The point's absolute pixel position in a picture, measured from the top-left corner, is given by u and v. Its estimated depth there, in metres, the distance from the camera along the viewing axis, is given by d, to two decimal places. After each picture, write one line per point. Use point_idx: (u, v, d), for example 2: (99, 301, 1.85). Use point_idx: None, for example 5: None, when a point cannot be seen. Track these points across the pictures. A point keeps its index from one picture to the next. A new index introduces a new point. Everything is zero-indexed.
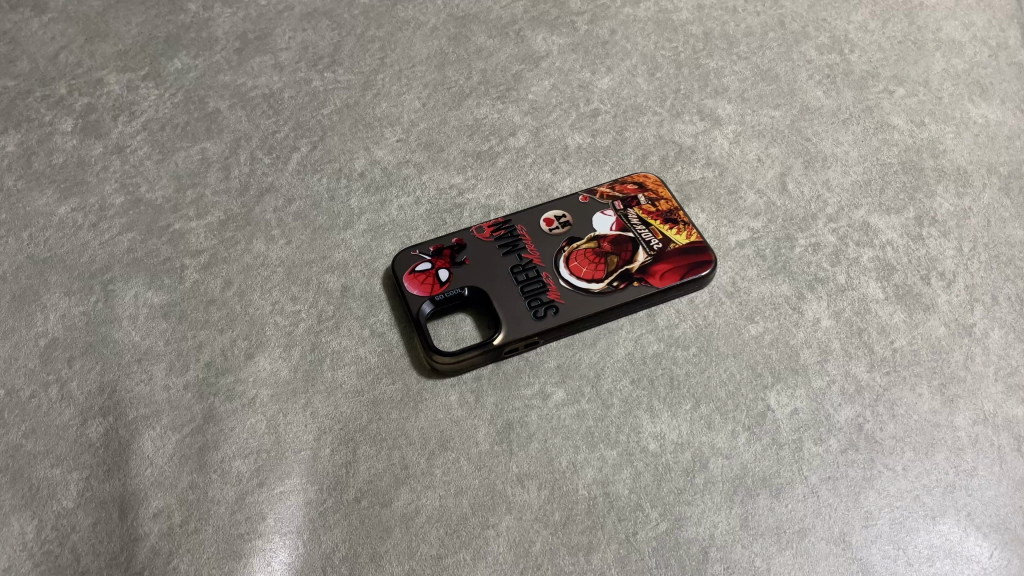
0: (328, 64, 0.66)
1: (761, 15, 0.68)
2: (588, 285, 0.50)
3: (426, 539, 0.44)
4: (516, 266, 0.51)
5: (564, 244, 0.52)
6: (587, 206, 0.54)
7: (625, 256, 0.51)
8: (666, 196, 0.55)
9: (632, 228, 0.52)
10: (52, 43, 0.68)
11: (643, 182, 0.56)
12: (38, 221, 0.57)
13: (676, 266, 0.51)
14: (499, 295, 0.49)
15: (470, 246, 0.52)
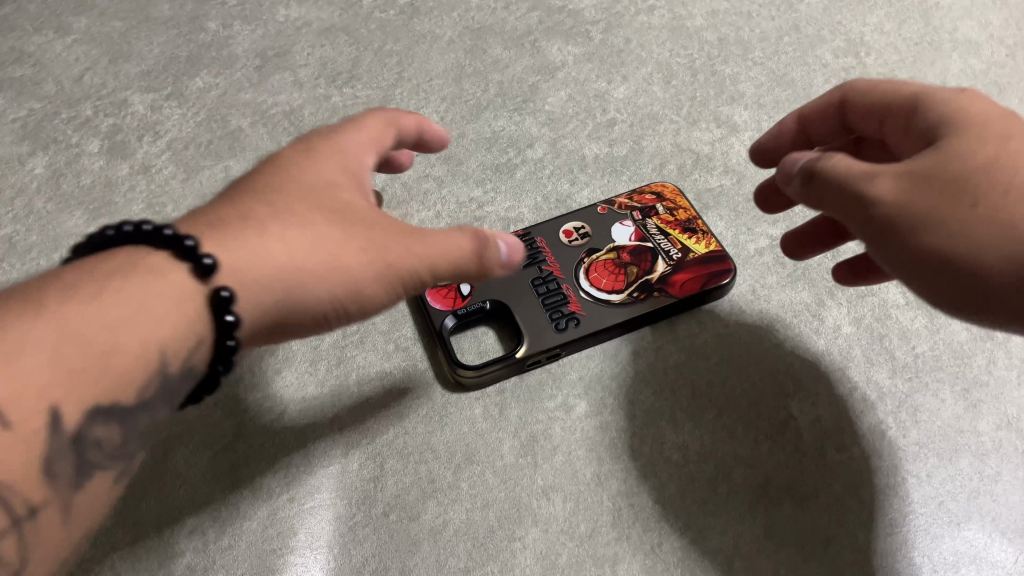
0: (347, 80, 0.67)
1: (776, 20, 0.68)
2: (610, 296, 0.51)
3: (455, 552, 0.44)
4: (537, 279, 0.52)
5: (584, 256, 0.53)
6: (605, 217, 0.55)
7: (645, 267, 0.52)
8: (684, 204, 0.55)
9: (652, 238, 0.53)
10: (77, 65, 0.69)
11: (661, 189, 0.56)
12: (68, 242, 0.59)
13: (698, 274, 0.51)
14: (520, 308, 0.50)
15: None
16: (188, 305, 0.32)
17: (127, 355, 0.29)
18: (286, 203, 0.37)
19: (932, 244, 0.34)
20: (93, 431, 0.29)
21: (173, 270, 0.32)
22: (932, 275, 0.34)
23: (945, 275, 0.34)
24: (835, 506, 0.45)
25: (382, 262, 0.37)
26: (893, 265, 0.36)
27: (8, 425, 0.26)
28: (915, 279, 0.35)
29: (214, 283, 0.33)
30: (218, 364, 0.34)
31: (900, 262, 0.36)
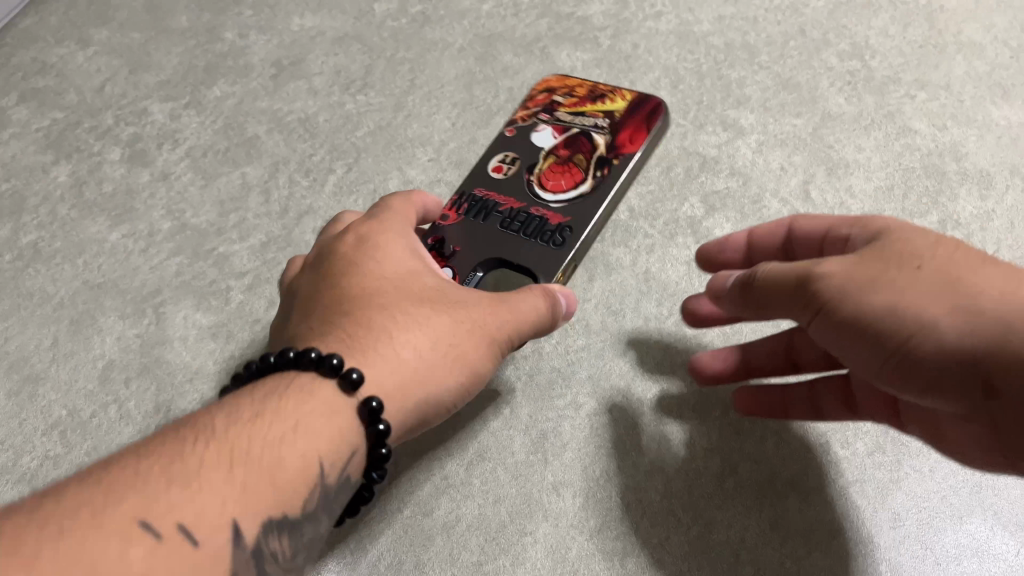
0: (361, 87, 0.68)
1: (782, 24, 0.69)
2: (579, 188, 0.57)
3: (468, 546, 0.46)
4: (503, 219, 0.56)
5: (529, 176, 0.59)
6: (522, 133, 0.61)
7: (587, 150, 0.59)
8: (571, 85, 0.64)
9: (572, 127, 0.61)
10: (98, 75, 0.71)
11: (547, 88, 0.64)
12: (91, 247, 0.60)
13: (630, 120, 0.60)
14: (511, 249, 0.55)
15: (449, 235, 0.56)
16: (337, 420, 0.38)
17: (291, 469, 0.35)
18: (382, 312, 0.43)
19: (871, 302, 0.37)
20: (267, 543, 0.34)
21: (320, 401, 0.38)
22: (867, 327, 0.37)
23: (881, 327, 0.37)
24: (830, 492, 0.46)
25: (477, 341, 0.44)
26: (828, 337, 0.40)
27: (193, 542, 0.31)
28: (850, 342, 0.38)
29: (359, 395, 0.39)
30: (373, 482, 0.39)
31: (834, 328, 0.39)
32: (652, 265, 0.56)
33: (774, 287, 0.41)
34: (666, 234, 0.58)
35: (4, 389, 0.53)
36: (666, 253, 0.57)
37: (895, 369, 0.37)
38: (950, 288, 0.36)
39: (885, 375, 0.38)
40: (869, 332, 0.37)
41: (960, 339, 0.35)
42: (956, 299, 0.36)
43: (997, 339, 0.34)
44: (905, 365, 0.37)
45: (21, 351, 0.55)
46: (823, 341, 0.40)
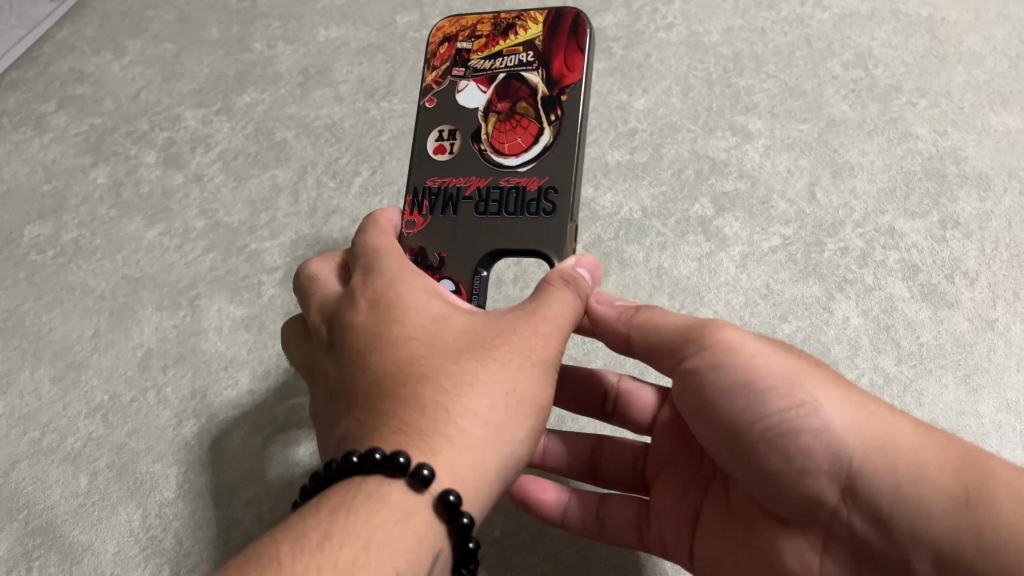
0: (384, 95, 0.71)
1: (788, 36, 0.71)
2: (538, 139, 0.49)
3: (490, 521, 0.51)
4: (475, 203, 0.49)
5: (475, 145, 0.51)
6: (445, 100, 0.52)
7: (526, 94, 0.50)
8: (466, 24, 0.53)
9: (496, 72, 0.51)
10: (133, 83, 0.74)
11: (444, 41, 0.53)
12: (129, 244, 0.64)
13: (558, 46, 0.50)
14: (503, 236, 0.48)
15: (430, 239, 0.50)
16: (416, 526, 0.33)
17: None
18: (419, 384, 0.36)
19: (768, 365, 0.39)
20: None
21: (398, 513, 0.33)
22: (750, 390, 0.39)
23: (765, 391, 0.39)
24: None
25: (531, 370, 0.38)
26: (699, 392, 0.42)
27: None
28: (726, 400, 0.40)
29: (431, 490, 0.34)
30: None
31: (715, 382, 0.41)
32: (664, 261, 0.60)
33: (664, 340, 0.43)
34: (678, 232, 0.61)
35: (49, 375, 0.58)
36: (677, 250, 0.61)
37: (765, 438, 0.39)
38: (843, 386, 0.38)
39: (750, 442, 0.40)
40: (753, 390, 0.39)
41: (844, 433, 0.37)
42: (852, 398, 0.38)
43: (876, 447, 0.36)
44: (777, 435, 0.39)
45: (64, 340, 0.59)
46: (693, 399, 0.42)
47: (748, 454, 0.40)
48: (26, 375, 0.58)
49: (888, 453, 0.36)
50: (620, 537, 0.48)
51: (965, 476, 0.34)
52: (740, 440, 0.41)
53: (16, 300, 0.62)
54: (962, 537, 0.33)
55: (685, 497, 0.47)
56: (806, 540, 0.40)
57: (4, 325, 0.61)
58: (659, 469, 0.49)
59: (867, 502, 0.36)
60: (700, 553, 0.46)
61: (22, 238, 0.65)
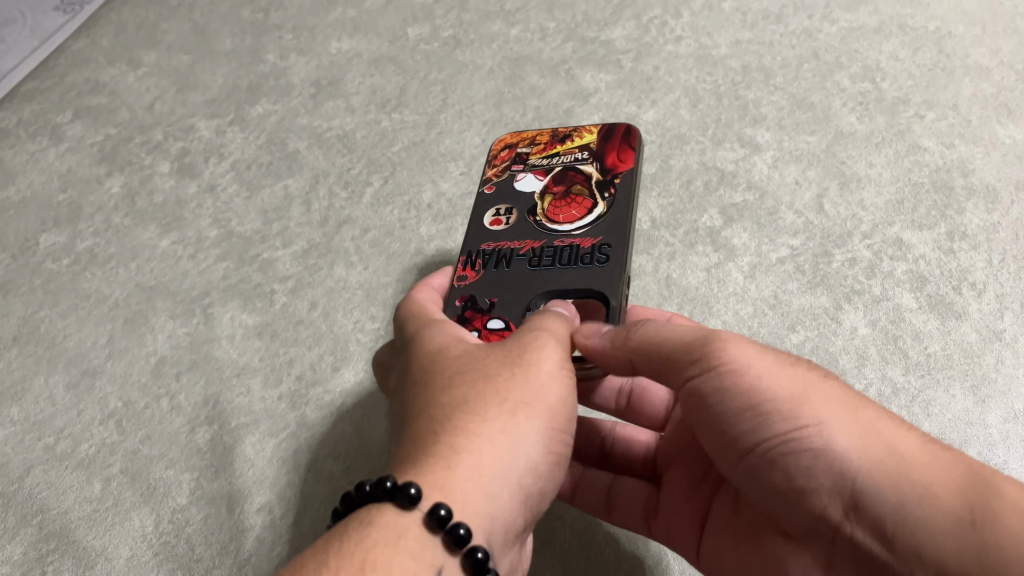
0: (395, 106, 0.71)
1: (796, 49, 0.71)
2: (593, 211, 0.51)
3: None
4: (529, 259, 0.50)
5: (529, 216, 0.52)
6: (504, 187, 0.55)
7: (581, 180, 0.53)
8: (527, 136, 0.58)
9: (553, 166, 0.55)
10: (147, 94, 0.75)
11: (506, 147, 0.58)
12: (143, 252, 0.65)
13: (611, 148, 0.54)
14: (554, 283, 0.48)
15: (480, 289, 0.49)
16: (410, 544, 0.32)
17: None
18: (426, 419, 0.38)
19: (774, 382, 0.37)
20: None
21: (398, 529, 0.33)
22: (760, 411, 0.37)
23: (772, 412, 0.37)
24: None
25: (522, 394, 0.38)
26: (707, 408, 0.39)
27: None
28: (729, 419, 0.39)
29: (423, 507, 0.33)
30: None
31: (719, 399, 0.38)
32: (673, 271, 0.61)
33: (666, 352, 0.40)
34: (686, 243, 0.62)
35: (64, 381, 0.59)
36: (686, 261, 0.61)
37: (769, 456, 0.38)
38: (849, 404, 0.36)
39: (755, 458, 0.39)
40: (760, 412, 0.37)
41: (848, 456, 0.35)
42: (854, 416, 0.36)
43: (884, 469, 0.34)
44: (781, 455, 0.37)
45: (79, 347, 0.60)
46: (701, 414, 0.40)
47: (755, 470, 0.39)
48: (40, 381, 0.59)
49: (894, 476, 0.34)
50: (627, 522, 0.49)
51: (972, 499, 0.33)
52: (745, 456, 0.39)
53: (31, 307, 0.63)
54: (968, 565, 0.32)
55: (698, 490, 0.48)
56: (810, 555, 0.39)
57: (19, 332, 0.62)
58: (669, 463, 0.51)
59: (868, 524, 0.35)
60: (708, 560, 0.46)
61: (38, 246, 0.66)
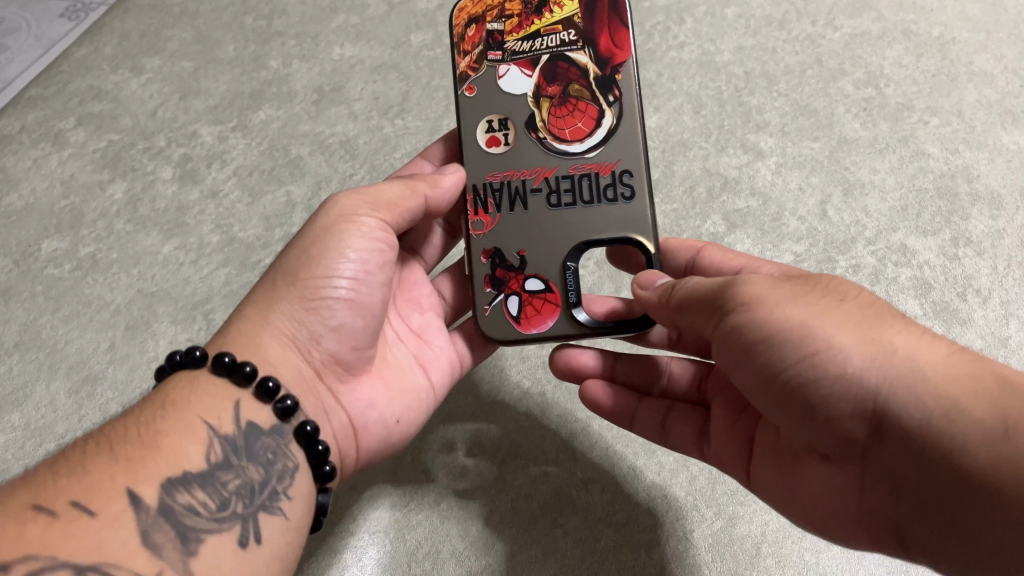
0: (398, 113, 0.71)
1: (799, 54, 0.70)
2: (600, 123, 0.53)
3: (502, 537, 0.52)
4: (547, 195, 0.52)
5: (533, 133, 0.53)
6: (487, 87, 0.54)
7: (576, 76, 0.54)
8: (492, 4, 0.55)
9: (538, 54, 0.54)
10: (151, 101, 0.73)
11: (472, 22, 0.55)
12: (145, 259, 0.65)
13: (600, 24, 0.54)
14: (579, 229, 0.52)
15: (505, 241, 0.52)
16: (202, 386, 0.42)
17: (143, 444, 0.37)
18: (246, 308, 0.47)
19: (788, 314, 0.39)
20: (174, 499, 0.36)
21: (224, 383, 0.42)
22: (773, 341, 0.39)
23: (795, 341, 0.38)
24: (751, 505, 0.52)
25: (311, 257, 0.47)
26: (734, 345, 0.41)
27: (91, 514, 0.33)
28: (753, 353, 0.40)
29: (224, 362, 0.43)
30: (325, 465, 0.43)
31: (745, 335, 0.40)
32: None
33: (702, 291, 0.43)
34: None
35: (65, 387, 0.59)
36: None
37: (793, 386, 0.39)
38: (869, 328, 0.38)
39: (781, 390, 0.40)
40: (784, 342, 0.38)
41: (868, 374, 0.37)
42: (873, 338, 0.38)
43: (904, 383, 0.36)
44: (804, 384, 0.38)
45: (80, 353, 0.61)
46: (732, 352, 0.41)
47: (778, 401, 0.40)
48: (42, 387, 0.59)
49: (915, 389, 0.36)
50: (681, 446, 0.52)
51: (1002, 409, 0.34)
52: (769, 388, 0.40)
53: (32, 313, 0.63)
54: (1000, 469, 0.33)
55: (737, 423, 0.49)
56: (842, 474, 0.40)
57: (21, 338, 0.62)
58: (717, 391, 0.52)
59: (896, 440, 0.37)
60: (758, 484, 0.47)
61: (40, 252, 0.66)
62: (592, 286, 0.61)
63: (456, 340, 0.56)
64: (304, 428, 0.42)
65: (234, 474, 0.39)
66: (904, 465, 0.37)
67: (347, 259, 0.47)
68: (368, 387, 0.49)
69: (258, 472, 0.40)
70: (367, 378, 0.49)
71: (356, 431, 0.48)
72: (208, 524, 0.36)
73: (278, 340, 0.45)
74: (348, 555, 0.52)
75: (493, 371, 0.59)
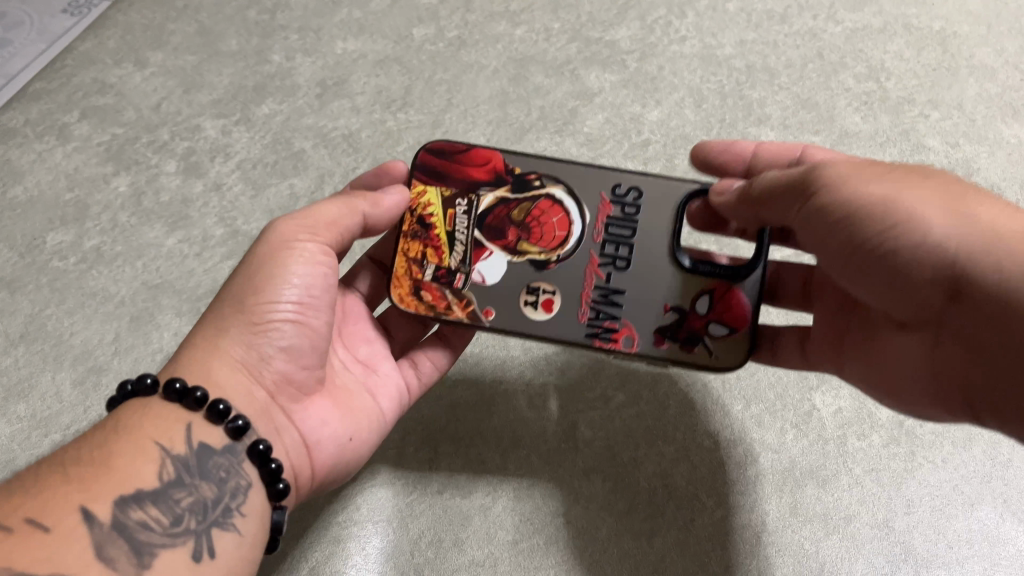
0: (401, 106, 0.71)
1: (801, 48, 0.71)
2: (561, 200, 0.51)
3: (504, 526, 0.53)
4: (614, 266, 0.50)
5: (552, 265, 0.51)
6: (491, 296, 0.51)
7: (499, 197, 0.52)
8: (404, 274, 0.51)
9: (469, 233, 0.51)
10: (154, 94, 0.73)
11: (416, 291, 0.51)
12: (149, 251, 0.66)
13: (466, 172, 0.52)
14: (658, 253, 0.50)
15: (625, 314, 0.50)
16: (154, 409, 0.42)
17: (99, 462, 0.39)
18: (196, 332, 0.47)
19: (869, 191, 0.40)
20: (127, 517, 0.37)
21: (174, 407, 0.42)
22: (858, 213, 0.40)
23: (877, 224, 0.39)
24: (750, 494, 0.53)
25: (254, 285, 0.46)
26: (820, 225, 0.42)
27: (46, 529, 0.35)
28: (837, 229, 0.41)
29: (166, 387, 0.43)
30: (280, 482, 0.43)
31: (828, 217, 0.41)
32: None
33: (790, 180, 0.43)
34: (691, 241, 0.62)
35: (70, 378, 0.60)
36: None
37: (876, 255, 0.40)
38: (957, 203, 0.39)
39: (861, 260, 0.41)
40: (867, 220, 0.39)
41: (947, 243, 0.37)
42: (957, 212, 0.38)
43: (982, 250, 0.37)
44: (886, 254, 0.39)
45: (85, 344, 0.62)
46: (816, 233, 0.42)
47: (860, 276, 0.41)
48: (47, 378, 0.60)
49: (996, 255, 0.36)
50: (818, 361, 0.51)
51: None
52: (854, 261, 0.41)
53: (37, 305, 0.64)
54: None
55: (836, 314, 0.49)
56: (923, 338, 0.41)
57: (26, 329, 0.62)
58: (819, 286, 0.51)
59: (972, 305, 0.37)
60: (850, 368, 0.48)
61: (45, 244, 0.66)
62: None
63: (406, 366, 0.54)
64: (256, 448, 0.43)
65: (187, 491, 0.40)
66: (981, 325, 0.37)
67: (291, 285, 0.46)
68: (319, 407, 0.48)
69: (212, 489, 0.41)
70: (318, 399, 0.49)
71: (307, 451, 0.47)
72: (162, 537, 0.38)
73: (229, 363, 0.45)
74: (350, 545, 0.52)
75: (495, 361, 0.59)
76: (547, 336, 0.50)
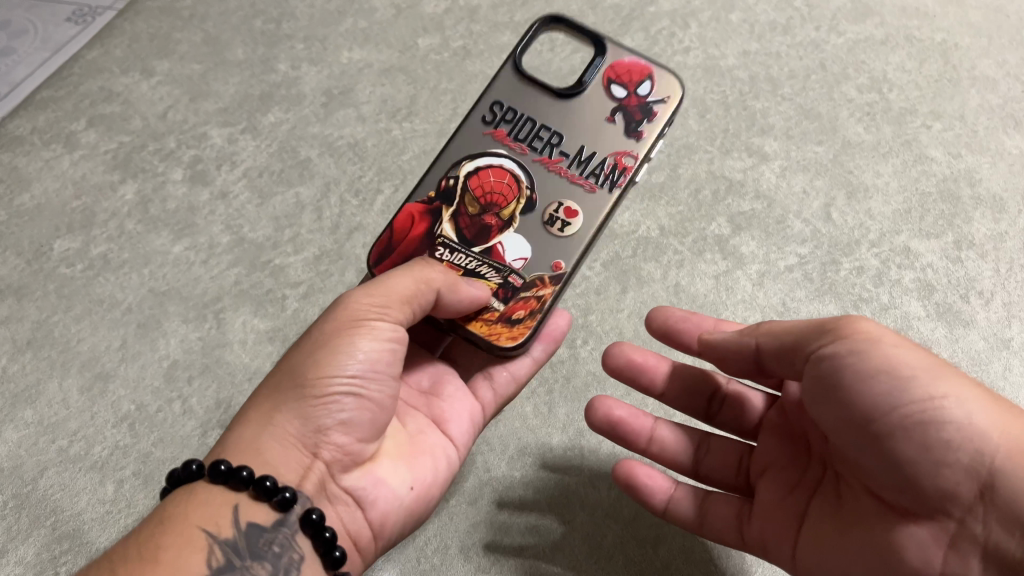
0: (406, 115, 0.72)
1: (804, 59, 0.71)
2: (475, 173, 0.57)
3: (510, 532, 0.53)
4: (554, 143, 0.57)
5: (534, 195, 0.56)
6: (538, 259, 0.54)
7: (454, 217, 0.55)
8: (486, 325, 0.52)
9: (474, 253, 0.54)
10: (161, 103, 0.73)
11: (511, 321, 0.52)
12: (156, 258, 0.66)
13: (415, 237, 0.55)
14: (560, 113, 0.58)
15: (593, 156, 0.57)
16: (200, 496, 0.42)
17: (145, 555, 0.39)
18: (248, 414, 0.46)
19: (908, 360, 0.40)
20: None
21: (222, 488, 0.42)
22: (896, 372, 0.40)
23: (905, 376, 0.39)
24: None
25: (318, 358, 0.45)
26: (831, 380, 0.42)
27: None
28: (864, 381, 0.40)
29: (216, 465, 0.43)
30: (336, 550, 0.43)
31: (843, 358, 0.41)
32: (682, 278, 0.61)
33: (809, 328, 0.44)
34: (695, 250, 0.62)
35: (77, 385, 0.61)
36: (695, 268, 0.62)
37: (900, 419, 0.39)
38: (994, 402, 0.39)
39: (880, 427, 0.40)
40: (896, 376, 0.39)
41: (986, 432, 0.38)
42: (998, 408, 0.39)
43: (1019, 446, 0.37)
44: (920, 424, 0.38)
45: (92, 351, 0.62)
46: (826, 386, 0.42)
47: (870, 443, 0.40)
48: (54, 385, 0.61)
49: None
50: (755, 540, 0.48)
51: None
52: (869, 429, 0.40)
53: (45, 312, 0.64)
54: None
55: (790, 497, 0.47)
56: (924, 530, 0.39)
57: (34, 336, 0.63)
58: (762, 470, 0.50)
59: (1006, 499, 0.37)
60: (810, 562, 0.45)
61: (52, 251, 0.67)
62: (598, 288, 0.61)
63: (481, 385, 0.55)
64: (310, 517, 0.43)
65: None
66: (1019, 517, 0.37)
67: (357, 358, 0.46)
68: (382, 468, 0.48)
69: (264, 569, 0.41)
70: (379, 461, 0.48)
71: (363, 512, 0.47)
72: None
73: (286, 442, 0.45)
74: None
75: None
76: (594, 226, 0.55)
